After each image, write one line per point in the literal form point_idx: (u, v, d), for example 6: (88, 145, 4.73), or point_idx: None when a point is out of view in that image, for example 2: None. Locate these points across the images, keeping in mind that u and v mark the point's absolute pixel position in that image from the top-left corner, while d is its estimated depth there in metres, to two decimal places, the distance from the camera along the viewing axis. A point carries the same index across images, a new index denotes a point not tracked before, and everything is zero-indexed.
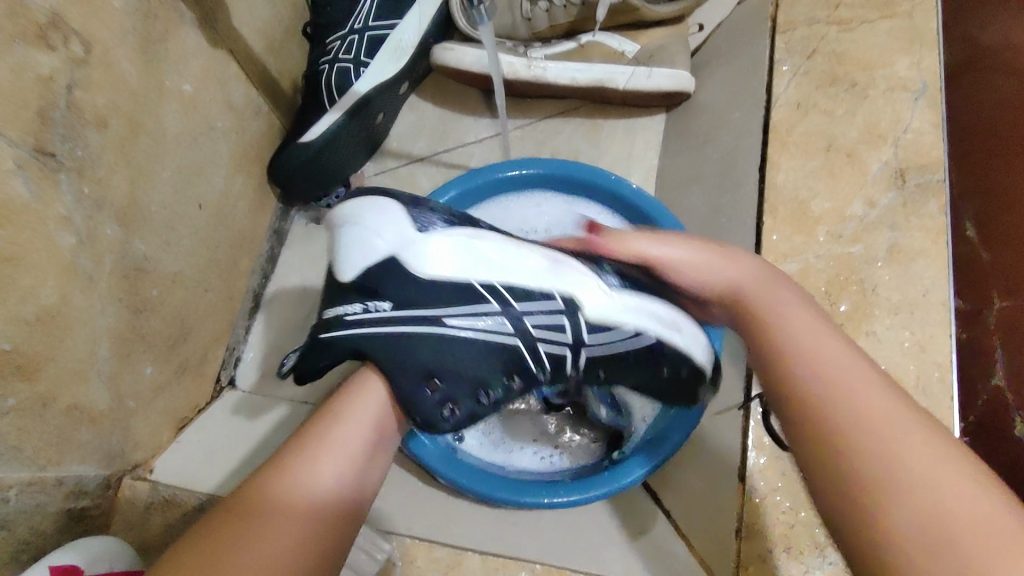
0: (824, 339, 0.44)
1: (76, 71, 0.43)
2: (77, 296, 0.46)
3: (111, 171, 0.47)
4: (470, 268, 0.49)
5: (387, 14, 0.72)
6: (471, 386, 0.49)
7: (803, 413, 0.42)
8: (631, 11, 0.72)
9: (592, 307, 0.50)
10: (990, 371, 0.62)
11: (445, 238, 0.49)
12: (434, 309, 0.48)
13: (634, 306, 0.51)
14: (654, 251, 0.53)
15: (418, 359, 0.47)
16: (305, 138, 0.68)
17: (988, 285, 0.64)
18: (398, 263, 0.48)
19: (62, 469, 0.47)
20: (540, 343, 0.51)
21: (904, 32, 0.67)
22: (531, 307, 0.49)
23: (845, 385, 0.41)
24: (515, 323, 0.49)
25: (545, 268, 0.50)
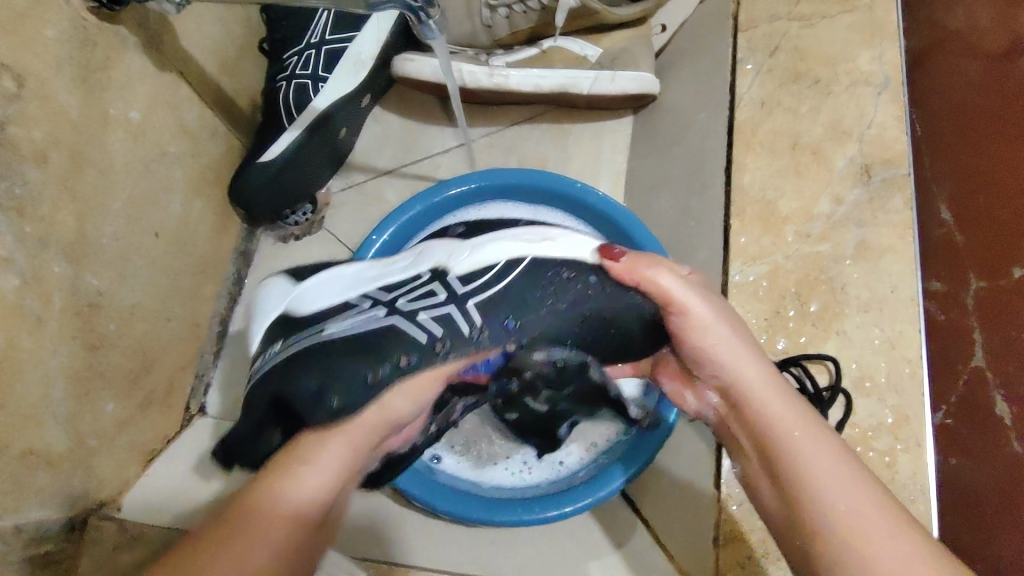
0: (788, 416, 0.44)
1: (8, 107, 0.42)
2: (25, 338, 0.44)
3: (55, 207, 0.46)
4: (349, 288, 0.54)
5: (343, 27, 0.70)
6: (368, 344, 0.48)
7: (772, 480, 0.44)
8: (592, 15, 0.71)
9: (461, 261, 0.52)
10: (966, 355, 0.60)
11: (327, 277, 0.55)
12: (350, 321, 0.50)
13: (553, 244, 0.50)
14: (671, 286, 0.46)
15: (314, 369, 0.47)
16: (263, 158, 0.67)
17: (962, 266, 0.62)
18: (288, 315, 0.53)
19: (20, 516, 0.45)
20: (420, 312, 0.50)
21: (865, 26, 0.67)
22: (410, 294, 0.51)
23: (801, 459, 0.42)
24: (395, 313, 0.50)
25: (452, 256, 0.53)
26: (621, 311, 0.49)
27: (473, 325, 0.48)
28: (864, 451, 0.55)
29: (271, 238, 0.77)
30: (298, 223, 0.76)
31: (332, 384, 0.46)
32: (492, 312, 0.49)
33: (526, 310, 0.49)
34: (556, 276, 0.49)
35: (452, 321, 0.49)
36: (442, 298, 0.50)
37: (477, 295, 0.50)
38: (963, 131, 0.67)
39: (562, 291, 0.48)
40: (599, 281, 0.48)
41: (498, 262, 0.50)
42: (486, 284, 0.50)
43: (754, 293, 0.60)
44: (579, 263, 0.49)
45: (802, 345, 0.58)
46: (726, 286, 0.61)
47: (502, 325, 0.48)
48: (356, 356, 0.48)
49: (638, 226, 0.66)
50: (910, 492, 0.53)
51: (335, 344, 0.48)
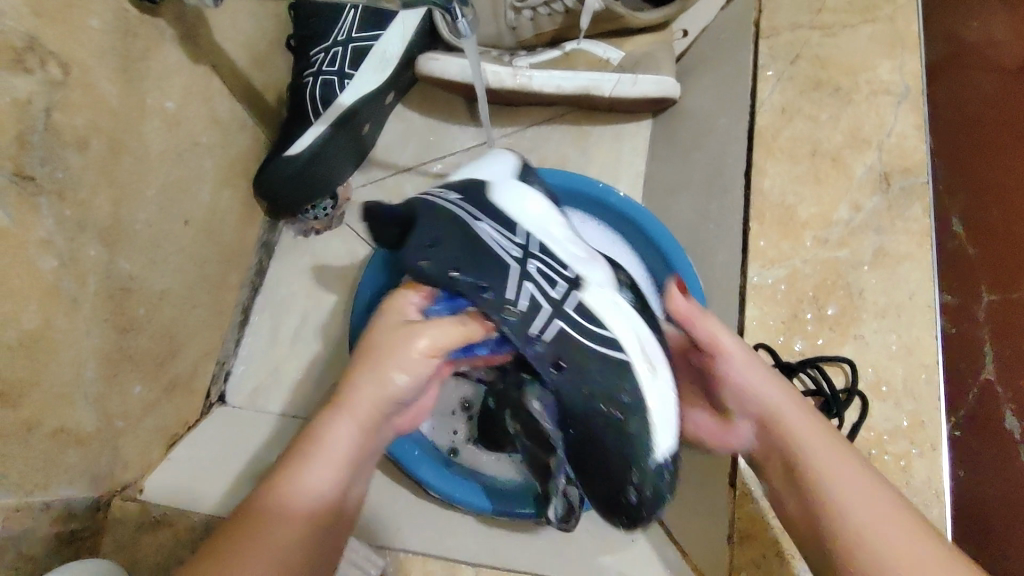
0: (822, 449, 0.44)
1: (54, 93, 0.43)
2: (61, 319, 0.45)
3: (92, 192, 0.47)
4: (530, 220, 0.52)
5: (369, 26, 0.72)
6: (474, 257, 0.47)
7: (797, 496, 0.44)
8: (615, 19, 0.72)
9: (592, 296, 0.49)
10: (978, 366, 0.63)
11: (520, 189, 0.54)
12: (497, 237, 0.50)
13: (649, 378, 0.46)
14: (715, 327, 0.50)
15: (451, 240, 0.48)
16: (289, 152, 0.68)
17: (975, 278, 0.65)
18: (474, 184, 0.54)
19: (50, 493, 0.47)
20: (529, 282, 0.48)
21: (885, 37, 0.68)
22: (542, 269, 0.49)
23: (824, 476, 0.43)
24: (522, 261, 0.49)
25: (598, 291, 0.50)
26: (621, 443, 0.45)
27: (539, 330, 0.47)
28: (880, 454, 0.55)
29: (292, 231, 0.78)
30: (318, 216, 0.77)
31: (430, 247, 0.47)
32: (566, 339, 0.47)
33: (580, 386, 0.46)
34: (633, 398, 0.45)
35: (532, 316, 0.47)
36: (549, 301, 0.48)
37: (575, 321, 0.48)
38: (980, 144, 0.69)
39: (611, 395, 0.45)
40: (646, 427, 0.45)
41: (612, 329, 0.48)
42: (591, 331, 0.47)
43: (772, 295, 0.60)
44: (642, 407, 0.45)
45: (819, 348, 0.59)
46: (743, 288, 0.62)
47: (551, 361, 0.47)
48: (466, 252, 0.47)
49: (659, 227, 0.67)
50: (924, 496, 0.53)
51: (469, 238, 0.48)
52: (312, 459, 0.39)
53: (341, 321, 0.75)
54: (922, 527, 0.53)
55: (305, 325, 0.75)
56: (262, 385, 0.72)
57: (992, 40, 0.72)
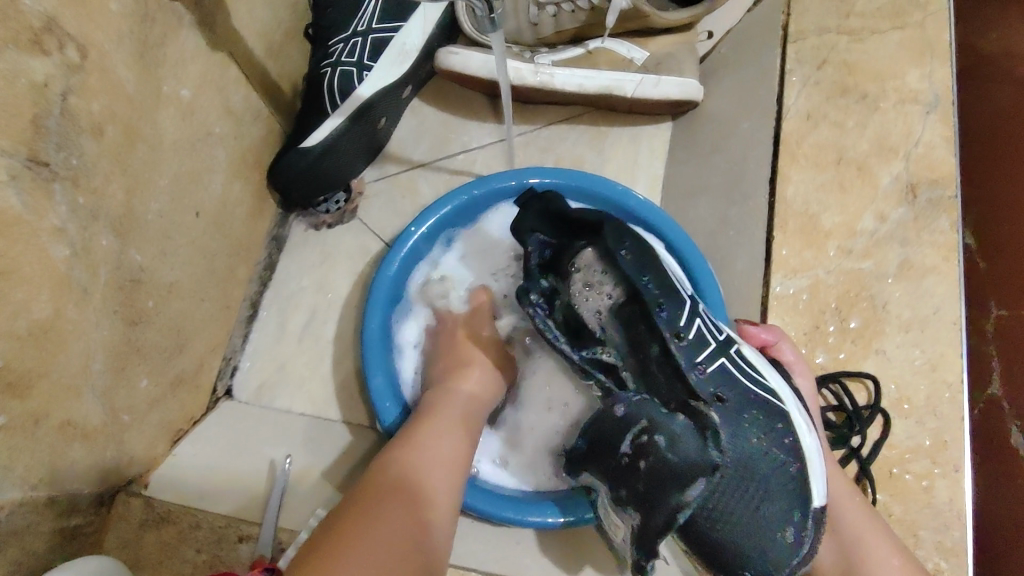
0: (851, 505, 0.51)
1: (71, 78, 0.41)
2: (71, 310, 0.44)
3: (106, 179, 0.46)
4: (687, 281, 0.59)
5: (390, 18, 0.70)
6: (664, 282, 0.54)
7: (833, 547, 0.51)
8: (639, 18, 0.70)
9: (750, 352, 0.56)
10: (985, 383, 0.66)
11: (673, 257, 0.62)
12: (678, 281, 0.57)
13: (804, 431, 0.51)
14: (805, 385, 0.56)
15: (649, 263, 0.54)
16: (305, 144, 0.66)
17: (983, 294, 0.67)
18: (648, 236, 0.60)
19: (53, 489, 0.45)
20: (704, 332, 0.54)
21: (915, 43, 0.68)
22: (710, 324, 0.55)
23: (865, 537, 0.50)
24: (697, 313, 0.55)
25: (753, 354, 0.56)
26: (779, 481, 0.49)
27: (711, 373, 0.53)
28: (900, 472, 0.55)
29: (302, 225, 0.76)
30: (330, 210, 0.77)
31: (629, 255, 0.54)
32: (735, 391, 0.52)
33: (744, 423, 0.50)
34: (790, 441, 0.50)
35: (702, 346, 0.53)
36: (717, 342, 0.54)
37: (739, 365, 0.54)
38: (986, 158, 0.71)
39: (772, 438, 0.50)
40: (803, 471, 0.49)
41: (771, 385, 0.53)
42: (757, 383, 0.53)
43: (795, 305, 0.60)
44: (799, 453, 0.50)
45: (842, 362, 0.58)
46: (765, 298, 0.61)
47: (719, 399, 0.51)
48: (662, 276, 0.54)
49: (676, 230, 0.66)
50: (946, 518, 0.54)
51: (661, 269, 0.55)
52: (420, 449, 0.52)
53: (351, 318, 0.74)
54: (943, 549, 0.53)
55: (314, 320, 0.73)
56: (269, 380, 0.71)
57: (1010, 52, 0.74)
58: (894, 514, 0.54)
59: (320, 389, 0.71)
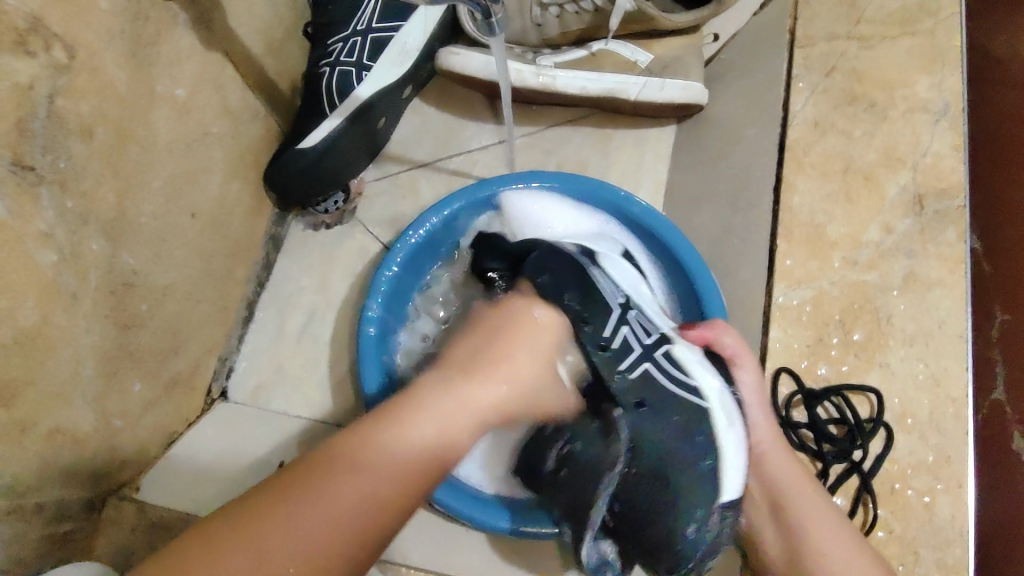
0: (810, 504, 0.48)
1: (58, 79, 0.41)
2: (60, 315, 0.43)
3: (97, 182, 0.45)
4: (627, 283, 0.55)
5: (390, 17, 0.69)
6: (574, 286, 0.50)
7: (780, 536, 0.48)
8: (646, 21, 0.69)
9: (683, 348, 0.48)
10: (989, 386, 0.64)
11: (614, 257, 0.58)
12: (603, 280, 0.52)
13: (725, 428, 0.44)
14: (746, 382, 0.50)
15: (574, 273, 0.51)
16: (302, 145, 0.66)
17: (989, 299, 0.66)
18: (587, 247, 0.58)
19: (42, 495, 0.45)
20: (625, 329, 0.49)
21: (924, 51, 0.67)
22: (635, 322, 0.50)
23: (813, 528, 0.47)
24: (619, 313, 0.50)
25: (687, 350, 0.48)
26: (680, 481, 0.42)
27: (631, 372, 0.47)
28: (902, 488, 0.54)
29: (301, 225, 0.76)
30: (329, 210, 0.75)
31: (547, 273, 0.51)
32: (655, 389, 0.46)
33: (661, 426, 0.44)
34: (705, 436, 0.43)
35: (624, 355, 0.48)
36: (642, 345, 0.48)
37: (664, 369, 0.47)
38: (995, 160, 0.70)
39: (689, 433, 0.43)
40: (716, 468, 0.42)
41: (698, 381, 0.46)
42: (682, 378, 0.46)
43: (798, 318, 0.59)
44: (712, 448, 0.43)
45: (844, 374, 0.58)
46: (767, 308, 0.60)
47: (633, 403, 0.46)
48: (580, 286, 0.50)
49: (677, 236, 0.65)
50: (947, 535, 0.53)
51: (584, 279, 0.51)
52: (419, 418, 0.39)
53: (349, 321, 0.73)
54: (944, 567, 0.52)
55: (312, 322, 0.73)
56: (266, 382, 0.70)
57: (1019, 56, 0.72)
58: (894, 530, 0.53)
59: (317, 392, 0.70)
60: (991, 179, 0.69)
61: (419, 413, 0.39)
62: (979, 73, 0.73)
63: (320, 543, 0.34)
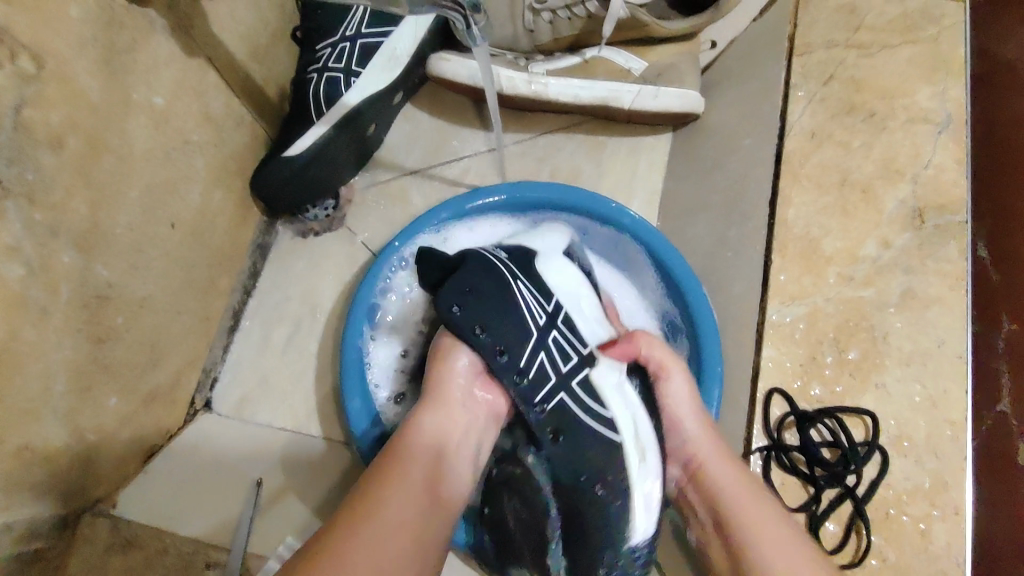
0: (750, 502, 0.45)
1: (24, 88, 0.39)
2: (28, 331, 0.42)
3: (67, 194, 0.44)
4: (564, 294, 0.57)
5: (378, 21, 0.67)
6: (494, 307, 0.52)
7: (724, 549, 0.45)
8: (641, 27, 0.67)
9: (602, 374, 0.52)
10: (994, 397, 0.63)
11: (562, 264, 0.59)
12: (529, 299, 0.54)
13: (636, 466, 0.48)
14: (675, 396, 0.51)
15: (499, 294, 0.53)
16: (288, 152, 0.64)
17: (996, 309, 0.64)
18: (521, 251, 0.59)
19: (10, 514, 0.44)
20: (545, 353, 0.53)
21: (926, 59, 0.65)
22: (558, 348, 0.53)
23: (751, 540, 0.43)
24: (540, 335, 0.53)
25: (607, 373, 0.53)
26: (596, 524, 0.48)
27: (540, 397, 0.52)
28: (897, 514, 0.53)
29: (289, 233, 0.74)
30: (318, 217, 0.74)
31: (467, 295, 0.52)
32: (564, 418, 0.51)
33: (572, 462, 0.50)
34: (617, 475, 0.48)
35: (540, 385, 0.52)
36: (559, 373, 0.52)
37: (581, 399, 0.51)
38: (1005, 170, 0.68)
39: (598, 476, 0.48)
40: (625, 510, 0.47)
41: (612, 412, 0.50)
42: (597, 407, 0.51)
43: (790, 336, 0.57)
44: (624, 492, 0.48)
45: (837, 396, 0.56)
46: (760, 324, 0.59)
47: (546, 434, 0.51)
48: (496, 313, 0.52)
49: (668, 247, 0.63)
50: (944, 564, 0.51)
51: (507, 301, 0.53)
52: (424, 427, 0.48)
53: (336, 330, 0.72)
54: None
55: (298, 331, 0.71)
56: (250, 392, 0.69)
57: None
58: (888, 558, 0.52)
59: (302, 403, 0.69)
60: (999, 190, 0.67)
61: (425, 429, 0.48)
62: (985, 79, 0.71)
63: (400, 541, 0.41)
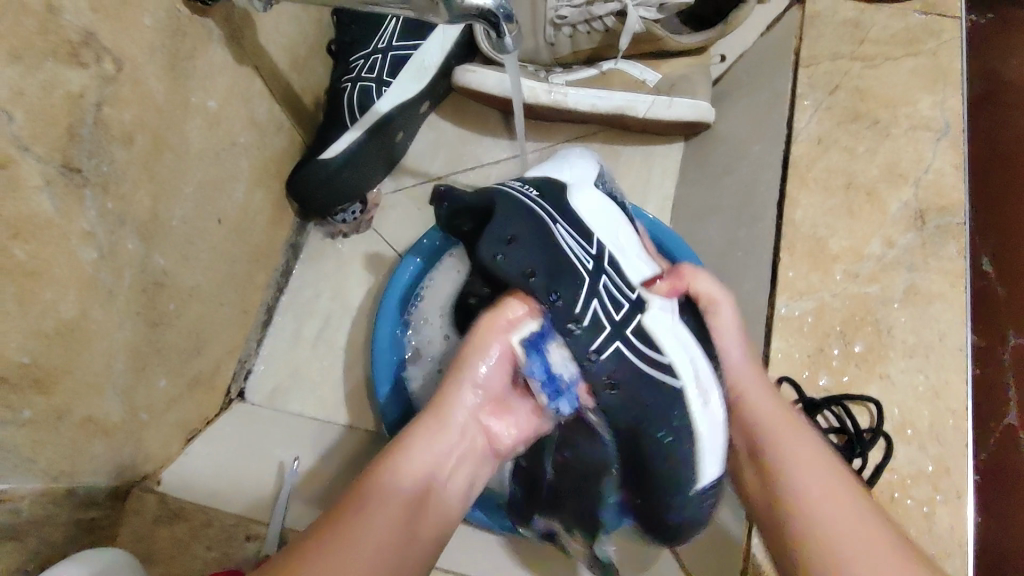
0: (789, 436, 0.50)
1: (105, 89, 0.43)
2: (96, 309, 0.46)
3: (134, 186, 0.48)
4: (608, 232, 0.57)
5: (410, 35, 0.73)
6: (536, 245, 0.54)
7: (760, 480, 0.51)
8: (654, 40, 0.71)
9: (656, 311, 0.54)
10: (1001, 412, 0.69)
11: (600, 204, 0.59)
12: (568, 240, 0.56)
13: (699, 407, 0.51)
14: (728, 318, 0.55)
15: (542, 240, 0.54)
16: (323, 156, 0.68)
17: (1003, 324, 0.70)
18: (558, 186, 0.59)
19: (73, 480, 0.47)
20: (594, 297, 0.54)
21: (927, 71, 0.69)
22: (609, 288, 0.54)
23: (786, 460, 0.49)
24: (593, 272, 0.55)
25: (660, 314, 0.53)
26: (669, 469, 0.51)
27: (596, 345, 0.52)
28: (902, 497, 0.55)
29: (319, 234, 0.78)
30: (346, 220, 0.77)
31: (507, 242, 0.54)
32: (626, 359, 0.52)
33: (630, 408, 0.51)
34: (678, 419, 0.51)
35: (596, 332, 0.53)
36: (613, 322, 0.53)
37: (637, 346, 0.52)
38: (1007, 182, 0.74)
39: (657, 422, 0.51)
40: (692, 451, 0.51)
41: (670, 356, 0.52)
42: (654, 349, 0.52)
43: (799, 328, 0.61)
44: (689, 436, 0.51)
45: (844, 384, 0.59)
46: (770, 318, 0.62)
47: (603, 383, 0.52)
48: (545, 259, 0.54)
49: (676, 239, 0.68)
50: (947, 543, 0.54)
51: (547, 240, 0.55)
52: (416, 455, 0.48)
53: (366, 326, 0.76)
54: None
55: (328, 326, 0.75)
56: (283, 383, 0.73)
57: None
58: None
59: (332, 393, 0.73)
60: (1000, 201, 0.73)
61: (414, 457, 0.48)
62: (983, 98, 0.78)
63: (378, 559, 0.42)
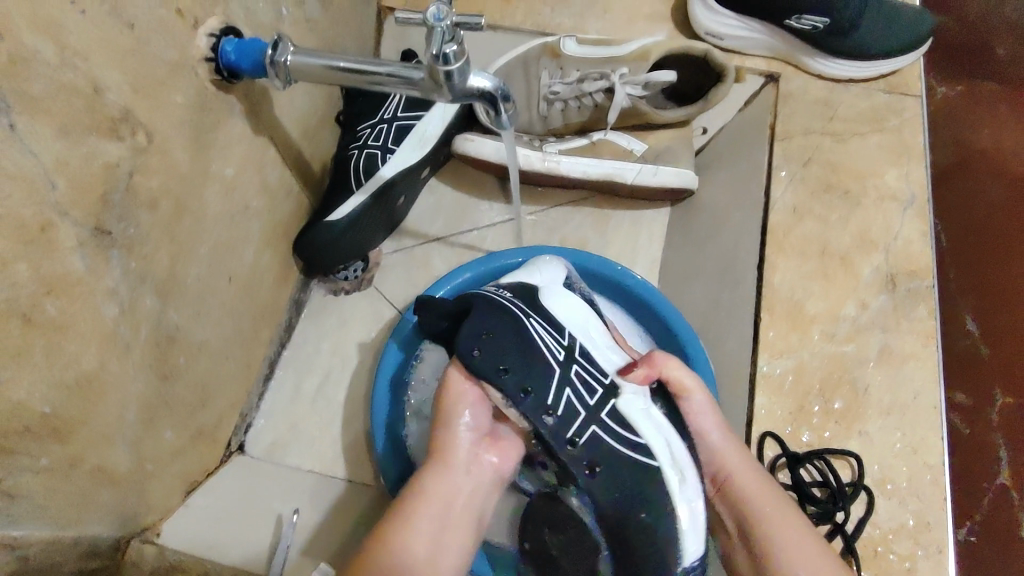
0: (775, 514, 0.51)
1: (137, 159, 0.47)
2: (115, 362, 0.49)
3: (156, 247, 0.51)
4: (575, 326, 0.59)
5: (414, 107, 0.79)
6: (511, 343, 0.54)
7: (749, 558, 0.52)
8: (640, 115, 0.77)
9: (629, 400, 0.55)
10: (994, 471, 0.74)
11: (568, 298, 0.61)
12: (545, 334, 0.56)
13: (679, 488, 0.52)
14: (699, 404, 0.56)
15: (518, 335, 0.54)
16: (329, 218, 0.72)
17: (987, 385, 0.77)
18: (527, 287, 0.61)
19: (79, 529, 0.48)
20: (571, 385, 0.54)
21: (892, 146, 0.75)
22: (581, 381, 0.55)
23: (775, 541, 0.50)
24: (568, 361, 0.56)
25: (633, 399, 0.55)
26: (658, 549, 0.50)
27: (570, 434, 0.53)
28: (884, 551, 0.57)
29: (321, 290, 0.82)
30: (349, 277, 0.82)
31: (485, 337, 0.54)
32: (603, 450, 0.53)
33: (618, 492, 0.52)
34: (660, 502, 0.51)
35: (571, 420, 0.53)
36: (588, 407, 0.54)
37: (613, 430, 0.54)
38: (981, 252, 0.82)
39: (653, 509, 0.51)
40: (674, 531, 0.50)
41: (645, 436, 0.53)
42: (632, 440, 0.53)
43: (780, 385, 0.64)
44: (672, 525, 0.50)
45: (824, 439, 0.62)
46: (752, 375, 0.65)
47: (581, 466, 0.52)
48: (519, 351, 0.54)
49: (659, 297, 0.70)
50: None
51: (522, 337, 0.54)
52: (415, 523, 0.50)
53: (364, 381, 0.78)
54: None
55: (328, 381, 0.78)
56: (282, 438, 0.74)
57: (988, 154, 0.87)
58: None
59: (330, 447, 0.75)
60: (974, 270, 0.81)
61: (413, 525, 0.50)
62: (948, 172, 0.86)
63: None
